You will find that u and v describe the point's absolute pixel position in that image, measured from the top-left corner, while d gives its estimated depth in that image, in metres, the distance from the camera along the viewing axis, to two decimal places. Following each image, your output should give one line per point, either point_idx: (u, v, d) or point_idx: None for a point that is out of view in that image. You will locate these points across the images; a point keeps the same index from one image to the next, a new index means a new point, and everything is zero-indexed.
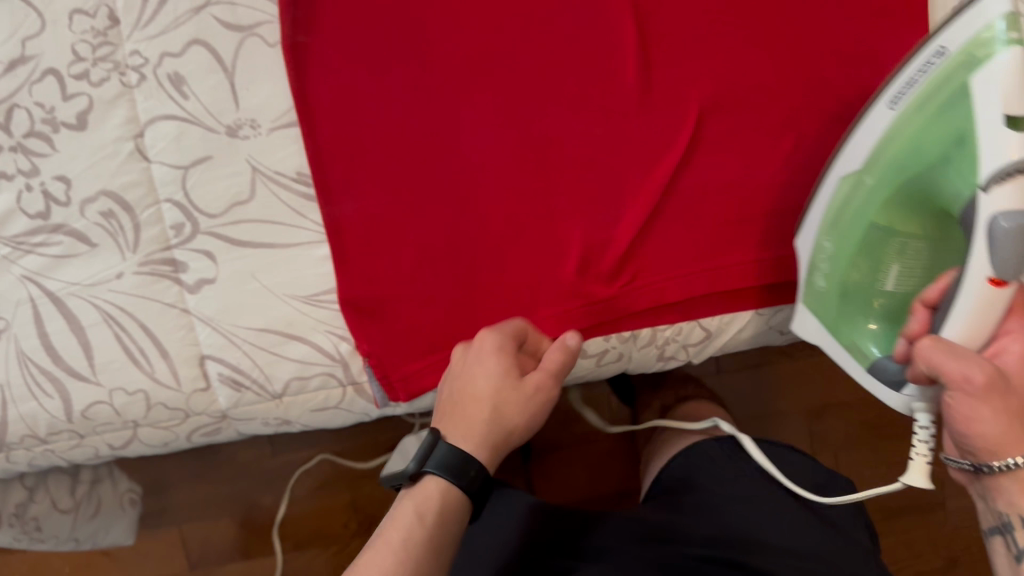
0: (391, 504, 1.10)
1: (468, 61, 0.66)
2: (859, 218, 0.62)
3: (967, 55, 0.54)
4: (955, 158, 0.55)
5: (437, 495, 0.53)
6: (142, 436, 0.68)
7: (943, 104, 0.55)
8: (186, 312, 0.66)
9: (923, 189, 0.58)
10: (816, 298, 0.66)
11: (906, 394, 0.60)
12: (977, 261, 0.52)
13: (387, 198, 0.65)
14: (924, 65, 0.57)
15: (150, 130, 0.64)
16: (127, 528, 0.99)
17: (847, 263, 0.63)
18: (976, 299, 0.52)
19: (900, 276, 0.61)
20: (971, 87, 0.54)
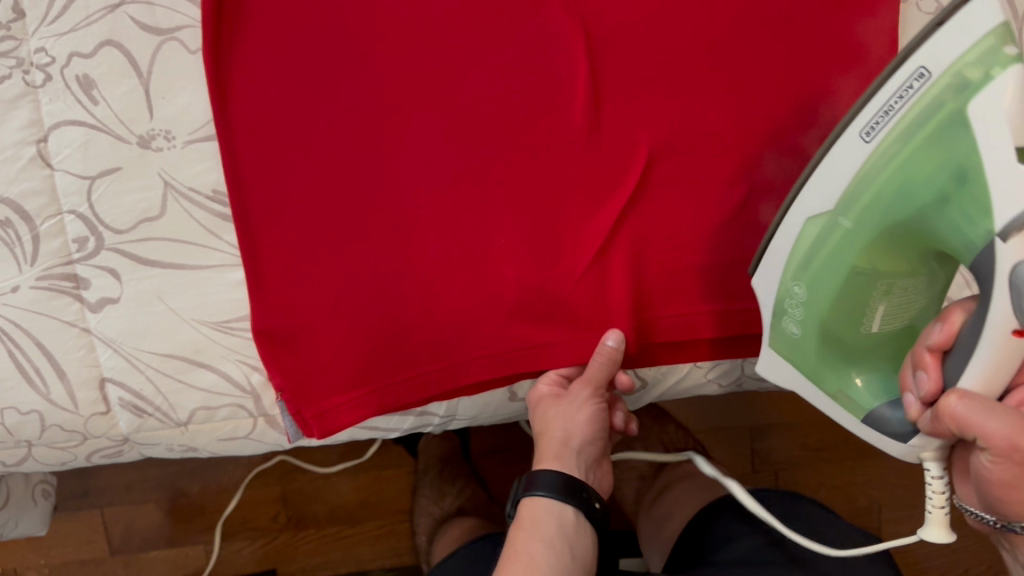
0: (323, 500, 1.04)
1: (406, 81, 0.61)
2: (836, 264, 0.53)
3: (957, 77, 0.44)
4: (955, 197, 0.45)
5: (555, 515, 0.58)
6: (37, 455, 0.64)
7: (936, 136, 0.45)
8: (86, 331, 0.61)
9: (914, 228, 0.49)
10: (788, 344, 0.59)
11: (913, 445, 0.53)
12: (1000, 310, 0.44)
13: (310, 222, 0.61)
14: (902, 89, 0.46)
15: (55, 135, 0.59)
16: (40, 520, 0.95)
17: (825, 314, 0.55)
18: (999, 353, 0.45)
19: (887, 317, 0.53)
20: (969, 114, 0.44)
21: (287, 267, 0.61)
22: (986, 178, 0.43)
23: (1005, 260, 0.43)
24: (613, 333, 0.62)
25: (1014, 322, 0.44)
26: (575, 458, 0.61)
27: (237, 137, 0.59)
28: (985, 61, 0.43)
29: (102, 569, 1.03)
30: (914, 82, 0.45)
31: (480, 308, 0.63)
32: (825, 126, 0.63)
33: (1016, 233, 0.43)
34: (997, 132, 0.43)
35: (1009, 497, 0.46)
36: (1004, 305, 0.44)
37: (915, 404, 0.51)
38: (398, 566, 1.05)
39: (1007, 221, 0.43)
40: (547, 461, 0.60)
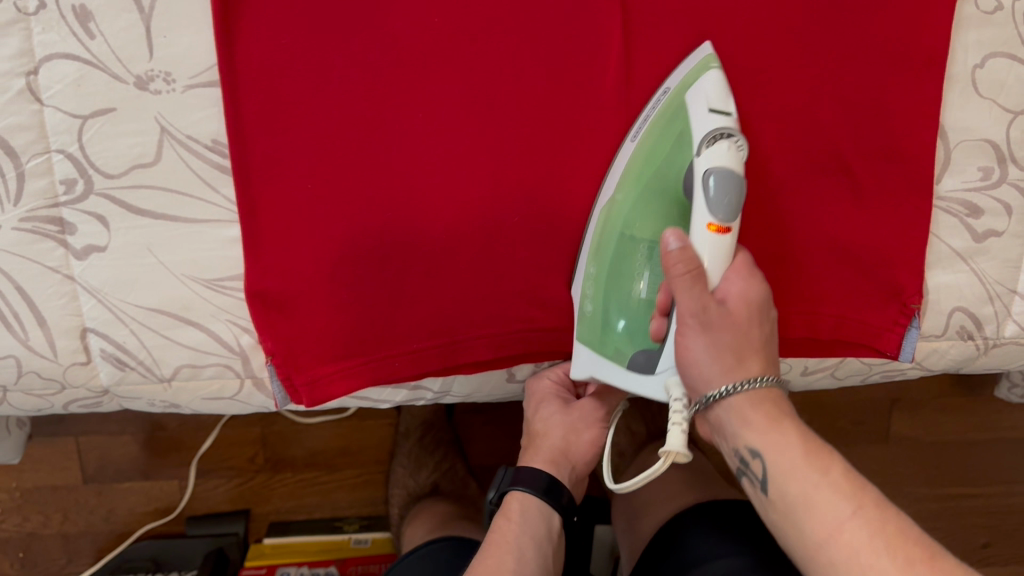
0: (301, 445, 1.02)
1: (425, 40, 0.56)
2: (613, 228, 0.56)
3: (682, 86, 0.55)
4: (680, 156, 0.53)
5: (531, 506, 0.61)
6: (11, 400, 0.62)
7: (669, 118, 0.54)
8: (69, 278, 0.58)
9: (665, 192, 0.54)
10: (584, 326, 0.58)
11: (661, 371, 0.54)
12: (697, 210, 0.50)
13: (310, 182, 0.57)
14: (652, 105, 0.56)
15: (46, 68, 0.55)
16: (14, 449, 0.91)
17: (610, 279, 0.56)
18: (707, 246, 0.50)
19: (654, 282, 0.55)
20: (685, 98, 0.54)
21: (284, 227, 0.58)
22: (692, 132, 0.52)
23: (701, 167, 0.50)
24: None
25: (710, 215, 0.49)
26: (566, 468, 0.64)
27: (241, 87, 0.55)
28: (699, 69, 0.54)
29: (73, 496, 1.01)
30: (656, 103, 0.56)
31: (483, 284, 0.61)
32: (864, 127, 0.59)
33: (705, 147, 0.50)
34: (699, 103, 0.53)
35: (699, 368, 0.51)
36: (701, 205, 0.50)
37: (654, 322, 0.54)
38: (369, 515, 1.05)
39: (701, 137, 0.51)
40: (538, 460, 0.64)
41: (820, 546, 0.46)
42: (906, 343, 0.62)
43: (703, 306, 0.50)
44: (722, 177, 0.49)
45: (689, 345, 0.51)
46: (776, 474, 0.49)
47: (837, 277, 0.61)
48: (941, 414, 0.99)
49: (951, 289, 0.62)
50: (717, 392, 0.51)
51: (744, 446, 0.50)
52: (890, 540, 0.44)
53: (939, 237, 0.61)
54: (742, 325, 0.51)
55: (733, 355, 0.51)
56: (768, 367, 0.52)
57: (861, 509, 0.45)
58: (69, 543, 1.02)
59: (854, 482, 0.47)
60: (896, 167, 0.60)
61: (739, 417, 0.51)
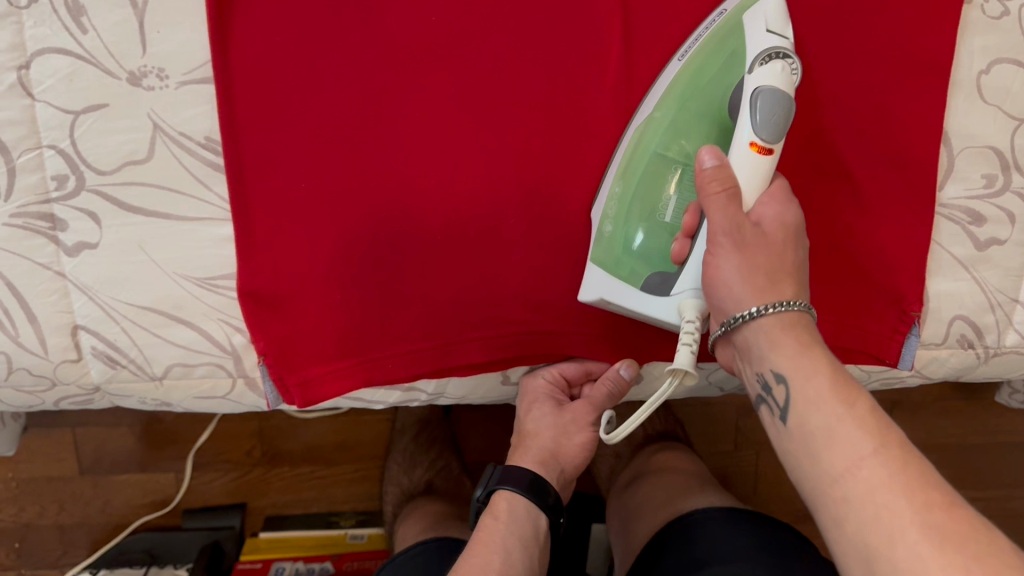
0: (297, 440, 1.02)
1: (421, 38, 0.56)
2: (644, 152, 0.54)
3: (739, 8, 0.52)
4: (727, 77, 0.52)
5: (519, 505, 0.61)
6: (2, 396, 0.61)
7: (718, 41, 0.52)
8: (61, 275, 0.58)
9: (706, 115, 0.52)
10: (600, 247, 0.56)
11: (677, 293, 0.53)
12: (742, 127, 0.49)
13: (305, 181, 0.57)
14: (706, 26, 0.54)
15: (38, 63, 0.54)
16: (9, 441, 0.91)
17: (634, 200, 0.54)
18: (746, 166, 0.49)
19: (680, 207, 0.54)
20: (741, 21, 0.52)
21: (277, 226, 0.57)
22: (747, 51, 0.51)
23: (751, 83, 0.49)
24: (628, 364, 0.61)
25: (752, 135, 0.49)
26: (555, 468, 0.64)
27: (236, 84, 0.55)
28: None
29: (69, 488, 1.00)
30: (710, 23, 0.54)
31: (478, 286, 0.60)
32: (865, 133, 0.58)
33: (759, 65, 0.49)
34: (757, 24, 0.51)
35: (722, 286, 0.49)
36: (746, 123, 0.49)
37: (678, 243, 0.53)
38: (365, 511, 1.04)
39: (755, 55, 0.50)
40: (526, 460, 0.63)
41: (834, 481, 0.40)
42: (905, 351, 0.62)
43: (737, 225, 0.49)
44: (771, 95, 0.48)
45: (718, 265, 0.49)
46: (801, 401, 0.44)
47: (839, 282, 0.60)
48: (942, 417, 0.98)
49: (952, 297, 0.61)
50: (747, 313, 0.48)
51: (770, 370, 0.46)
52: (910, 480, 0.38)
53: (941, 244, 0.60)
54: (778, 248, 0.50)
55: (767, 278, 0.48)
56: (802, 293, 0.49)
57: (883, 448, 0.40)
58: (65, 534, 1.01)
59: (879, 419, 0.41)
60: (899, 172, 0.59)
61: (769, 340, 0.47)
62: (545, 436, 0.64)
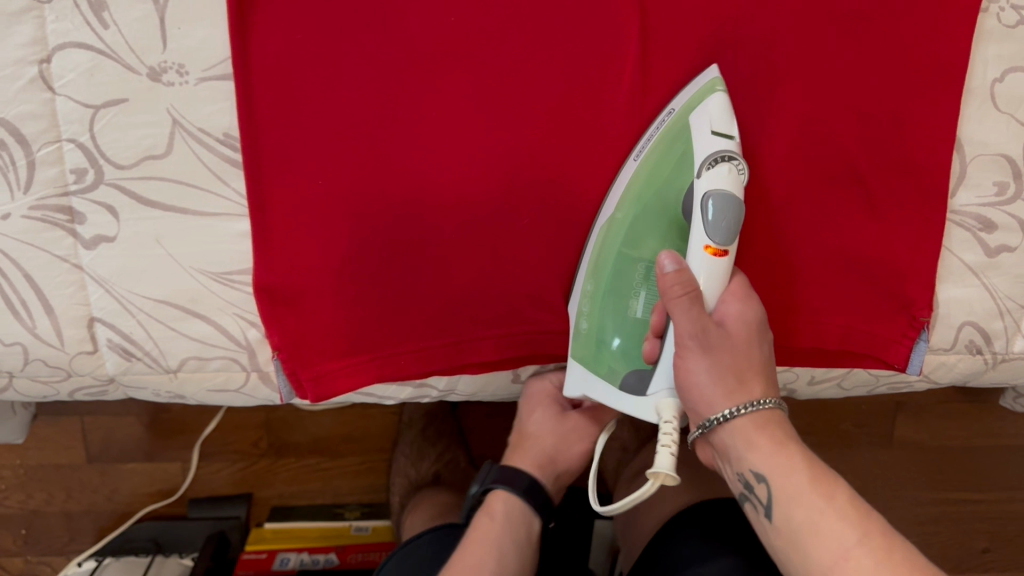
0: (304, 433, 1.03)
1: (439, 38, 0.56)
2: (610, 250, 0.56)
3: (687, 108, 0.54)
4: (680, 178, 0.53)
5: (511, 505, 0.62)
6: (18, 386, 0.62)
7: (669, 142, 0.54)
8: (78, 268, 0.58)
9: (668, 213, 0.54)
10: (577, 343, 0.58)
11: (651, 394, 0.53)
12: (696, 232, 0.50)
13: (321, 179, 0.57)
14: (656, 124, 0.56)
15: (59, 57, 0.54)
16: (18, 429, 0.91)
17: (605, 297, 0.56)
18: (703, 269, 0.50)
19: (650, 301, 0.55)
20: (689, 123, 0.53)
21: (295, 223, 0.58)
22: (693, 155, 0.52)
23: (702, 187, 0.50)
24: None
25: (708, 240, 0.49)
26: (550, 471, 0.65)
27: (256, 80, 0.55)
28: (706, 91, 0.53)
29: (76, 475, 1.01)
30: (659, 123, 0.56)
31: (491, 285, 0.61)
32: (879, 140, 0.59)
33: (705, 169, 0.50)
34: (703, 125, 0.52)
35: (698, 393, 0.50)
36: (699, 227, 0.50)
37: (647, 343, 0.53)
38: (369, 503, 1.05)
39: (701, 159, 0.51)
40: (523, 462, 0.65)
41: (825, 574, 0.44)
42: (915, 355, 0.62)
43: (703, 328, 0.49)
44: (721, 197, 0.49)
45: (689, 368, 0.50)
46: (781, 497, 0.47)
47: (846, 287, 0.61)
48: (945, 420, 0.99)
49: (961, 303, 0.62)
50: (720, 416, 0.49)
51: (749, 470, 0.48)
52: (896, 570, 0.42)
53: (952, 250, 0.61)
54: (744, 345, 0.51)
55: (735, 378, 0.50)
56: (769, 388, 0.51)
57: (866, 539, 0.44)
58: (72, 522, 1.02)
59: (859, 508, 0.45)
60: (911, 180, 0.59)
61: (745, 441, 0.49)
62: (539, 444, 0.65)
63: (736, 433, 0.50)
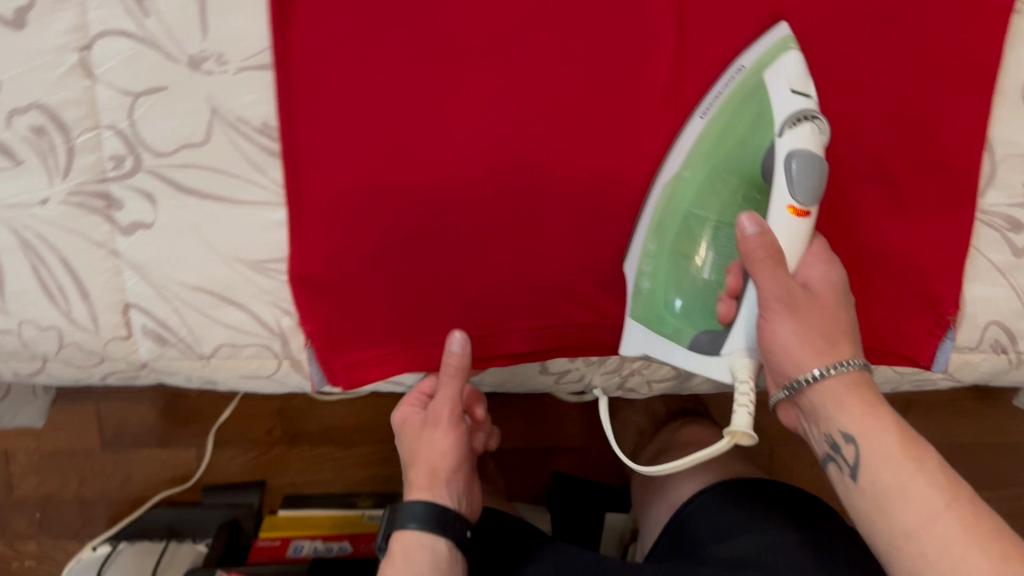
0: (319, 422, 1.03)
1: (477, 32, 0.56)
2: (677, 211, 0.56)
3: (758, 67, 0.54)
4: (755, 134, 0.53)
5: (421, 541, 0.60)
6: (51, 370, 0.63)
7: (741, 100, 0.54)
8: (114, 254, 0.59)
9: (737, 171, 0.54)
10: (640, 306, 0.58)
11: (726, 354, 0.53)
12: (779, 192, 0.51)
13: (357, 170, 0.58)
14: (725, 82, 0.56)
15: (100, 44, 0.55)
16: (37, 415, 0.90)
17: (671, 258, 0.56)
18: (785, 229, 0.51)
19: (717, 263, 0.55)
20: (762, 81, 0.54)
21: (331, 213, 0.58)
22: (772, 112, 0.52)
23: (783, 147, 0.51)
24: (456, 337, 0.59)
25: (791, 200, 0.50)
26: (445, 487, 0.63)
27: (296, 72, 0.56)
28: (778, 49, 0.54)
29: (92, 460, 1.01)
30: (727, 81, 0.56)
31: (523, 278, 0.61)
32: (911, 140, 0.59)
33: (788, 128, 0.51)
34: (781, 82, 0.52)
35: (783, 352, 0.51)
36: (782, 186, 0.50)
37: (722, 304, 0.53)
38: (384, 493, 1.05)
39: (782, 118, 0.51)
40: (418, 491, 0.62)
41: (908, 537, 0.45)
42: (939, 354, 0.63)
43: (788, 289, 0.50)
44: (805, 158, 0.50)
45: (774, 329, 0.51)
46: (870, 460, 0.48)
47: (875, 285, 0.62)
48: (956, 419, 0.99)
49: (988, 302, 0.62)
50: (808, 376, 0.50)
51: (839, 430, 0.49)
52: (982, 536, 0.43)
53: (979, 250, 0.61)
54: (829, 305, 0.52)
55: (825, 339, 0.51)
56: (857, 351, 0.52)
57: (954, 504, 0.44)
58: (86, 507, 1.03)
59: (949, 476, 0.46)
60: (941, 180, 0.60)
61: (834, 402, 0.50)
62: (429, 455, 0.62)
63: (826, 395, 0.50)
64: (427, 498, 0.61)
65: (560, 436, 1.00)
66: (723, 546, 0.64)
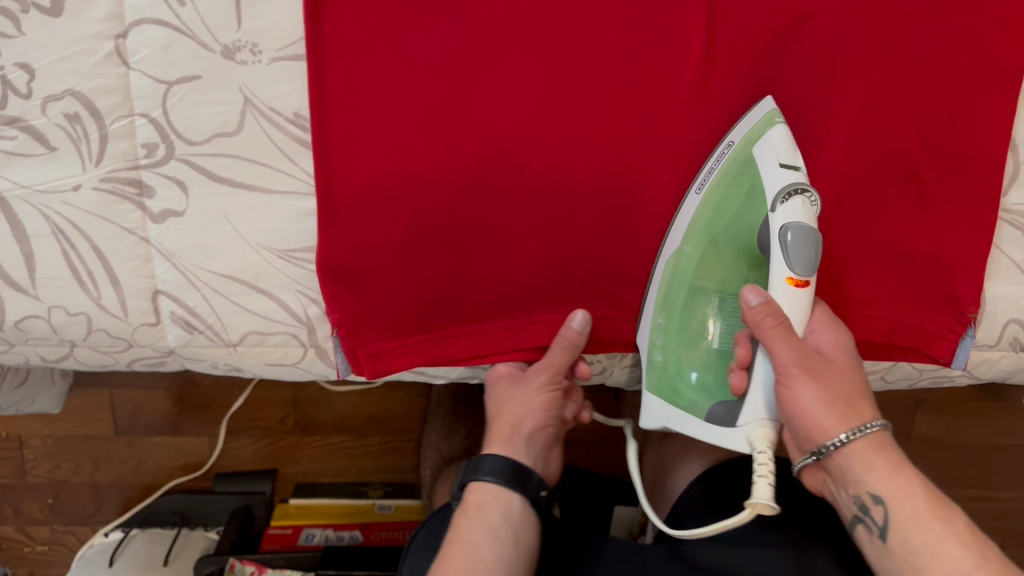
0: (330, 411, 1.02)
1: (509, 26, 0.57)
2: (680, 287, 0.59)
3: (748, 141, 0.57)
4: (750, 211, 0.56)
5: (498, 497, 0.61)
6: (79, 355, 0.63)
7: (736, 173, 0.57)
8: (146, 241, 0.59)
9: (736, 245, 0.57)
10: (654, 375, 0.61)
11: (742, 424, 0.54)
12: (776, 266, 0.53)
13: (387, 160, 0.58)
14: (717, 157, 0.58)
15: (135, 32, 0.55)
16: (55, 399, 0.90)
17: (679, 329, 0.59)
18: (786, 299, 0.53)
19: (724, 333, 0.58)
20: (753, 156, 0.56)
21: (360, 203, 0.58)
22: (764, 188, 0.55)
23: (777, 222, 0.53)
24: (580, 315, 0.60)
25: (789, 271, 0.53)
26: (525, 444, 0.64)
27: (328, 63, 0.56)
28: (765, 122, 0.56)
29: (106, 446, 1.02)
30: (719, 155, 0.58)
31: (549, 271, 0.62)
32: (934, 139, 0.60)
33: (779, 203, 0.53)
34: (770, 158, 0.55)
35: (807, 418, 0.52)
36: (780, 260, 0.53)
37: (736, 376, 0.55)
38: (396, 482, 1.05)
39: (774, 193, 0.54)
40: (496, 446, 0.63)
41: None
42: (960, 350, 0.63)
43: (802, 352, 0.52)
44: (800, 230, 0.52)
45: (796, 395, 0.52)
46: (901, 520, 0.49)
47: (895, 284, 0.62)
48: (966, 418, 1.00)
49: (1008, 301, 0.63)
50: (835, 442, 0.51)
51: (867, 493, 0.51)
52: None
53: (1001, 249, 0.62)
54: (845, 369, 0.54)
55: (846, 403, 0.52)
56: (876, 412, 0.53)
57: (984, 563, 0.46)
58: (99, 493, 1.03)
59: (977, 536, 0.48)
60: (963, 179, 0.60)
61: (862, 464, 0.51)
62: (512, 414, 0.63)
63: (851, 458, 0.52)
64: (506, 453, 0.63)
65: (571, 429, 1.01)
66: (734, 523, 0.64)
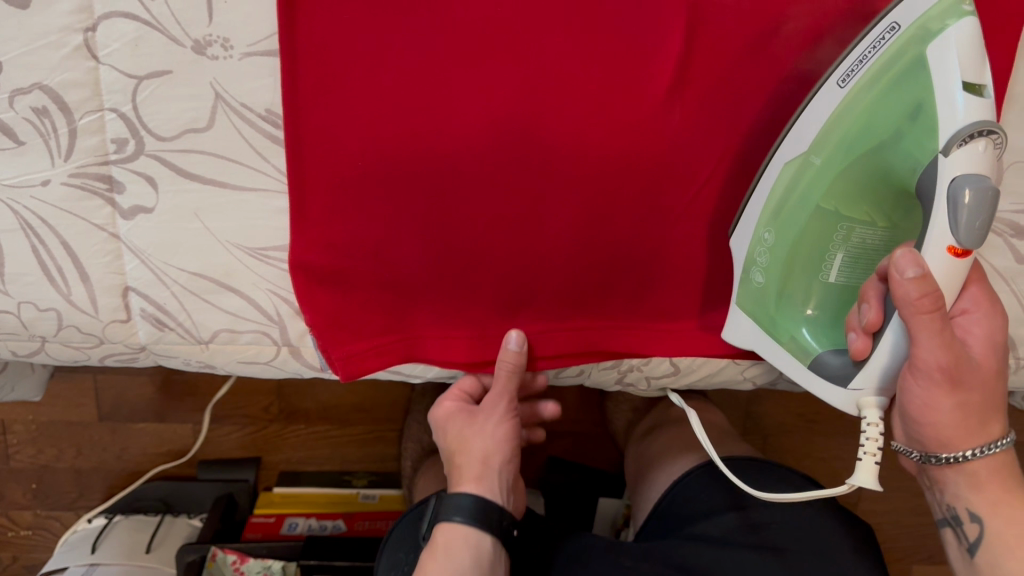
0: (314, 403, 1.02)
1: (488, 23, 0.55)
2: (802, 207, 0.54)
3: (922, 29, 0.47)
4: (909, 132, 0.48)
5: (468, 539, 0.61)
6: (50, 350, 0.63)
7: (899, 76, 0.48)
8: (115, 237, 0.59)
9: (874, 164, 0.51)
10: (749, 296, 0.60)
11: (854, 389, 0.54)
12: (939, 228, 0.46)
13: (361, 157, 0.57)
14: (874, 42, 0.49)
15: (105, 26, 0.54)
16: (35, 387, 0.89)
17: (790, 256, 0.56)
18: (940, 270, 0.47)
19: (845, 267, 0.56)
20: (928, 60, 0.47)
21: (335, 202, 0.58)
22: (937, 108, 0.46)
23: (948, 172, 0.46)
24: (515, 335, 0.62)
25: (953, 241, 0.46)
26: (496, 478, 0.64)
27: (301, 58, 0.55)
28: (949, 11, 0.46)
29: (88, 434, 1.01)
30: (879, 41, 0.49)
31: (523, 272, 0.61)
32: None
33: (956, 147, 0.45)
34: (949, 71, 0.46)
35: (931, 418, 0.51)
36: (945, 222, 0.46)
37: (859, 340, 0.52)
38: (374, 471, 1.05)
39: (949, 134, 0.46)
40: (466, 483, 0.63)
41: None
42: None
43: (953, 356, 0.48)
44: (978, 188, 0.45)
45: (929, 397, 0.50)
46: (991, 540, 0.52)
47: None
48: None
49: None
50: (958, 456, 0.52)
51: (965, 508, 0.53)
52: None
53: (982, 255, 0.61)
54: (989, 374, 0.51)
55: (977, 421, 0.51)
56: (1004, 425, 0.53)
57: None
58: (81, 479, 1.03)
59: None
60: None
61: (972, 482, 0.53)
62: (476, 445, 0.64)
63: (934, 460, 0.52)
64: (477, 489, 0.63)
65: (556, 424, 1.01)
66: (765, 510, 0.66)
